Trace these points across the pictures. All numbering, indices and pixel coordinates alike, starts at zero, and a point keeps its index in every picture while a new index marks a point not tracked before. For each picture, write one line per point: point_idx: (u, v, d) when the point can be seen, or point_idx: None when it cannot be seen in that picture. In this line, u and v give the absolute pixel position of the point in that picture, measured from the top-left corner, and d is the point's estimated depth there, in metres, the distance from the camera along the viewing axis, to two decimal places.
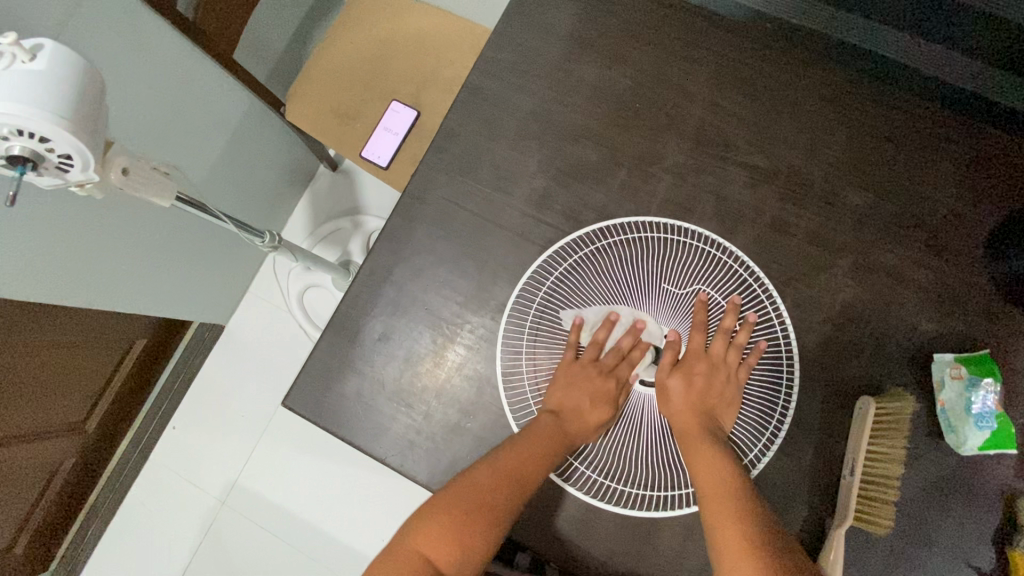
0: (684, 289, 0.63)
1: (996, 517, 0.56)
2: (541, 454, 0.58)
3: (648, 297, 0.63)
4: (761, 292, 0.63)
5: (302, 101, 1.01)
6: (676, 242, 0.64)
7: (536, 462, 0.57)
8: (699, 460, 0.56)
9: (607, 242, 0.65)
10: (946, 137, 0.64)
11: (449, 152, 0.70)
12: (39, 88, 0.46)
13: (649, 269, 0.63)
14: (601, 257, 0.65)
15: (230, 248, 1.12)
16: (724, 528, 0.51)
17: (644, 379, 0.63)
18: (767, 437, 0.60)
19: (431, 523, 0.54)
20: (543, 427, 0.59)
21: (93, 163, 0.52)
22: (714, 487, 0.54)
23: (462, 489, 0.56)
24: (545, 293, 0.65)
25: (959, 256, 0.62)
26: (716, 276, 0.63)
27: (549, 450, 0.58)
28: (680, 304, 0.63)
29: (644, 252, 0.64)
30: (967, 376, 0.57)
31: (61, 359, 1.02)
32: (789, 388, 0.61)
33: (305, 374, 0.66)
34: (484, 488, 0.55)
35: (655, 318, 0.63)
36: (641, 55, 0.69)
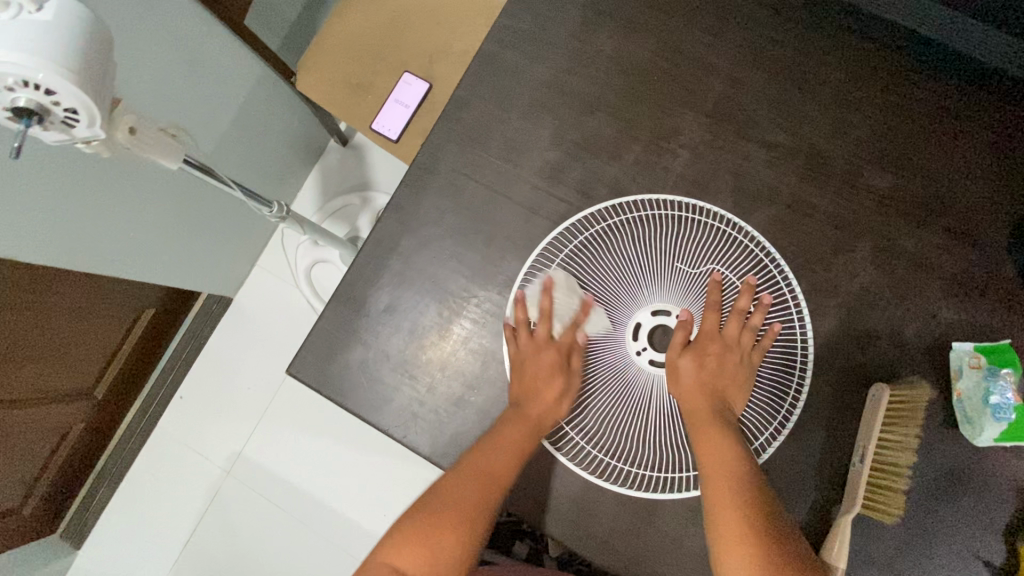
0: (698, 268, 0.61)
1: (1007, 509, 0.55)
2: (512, 445, 0.58)
3: (661, 276, 0.61)
4: (778, 274, 0.61)
5: (313, 71, 0.99)
6: (691, 220, 0.62)
7: (505, 459, 0.57)
8: (704, 439, 0.55)
9: (619, 219, 0.63)
10: (973, 117, 0.61)
11: (461, 122, 0.68)
12: (44, 39, 0.45)
13: (663, 248, 0.61)
14: (613, 234, 0.63)
15: (236, 217, 1.12)
16: (722, 508, 0.52)
17: (653, 360, 0.60)
18: (778, 421, 0.59)
19: (407, 536, 0.54)
20: (516, 414, 0.59)
21: (100, 119, 0.51)
22: (717, 467, 0.53)
23: (434, 501, 0.56)
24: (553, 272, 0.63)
25: (981, 241, 0.60)
26: (731, 255, 0.61)
27: (522, 437, 0.58)
28: (693, 284, 0.61)
29: (657, 230, 0.62)
30: (986, 367, 0.56)
31: (70, 324, 1.02)
32: (802, 372, 0.59)
33: (310, 343, 0.66)
34: (457, 494, 0.56)
35: (666, 298, 0.60)
36: (661, 26, 0.67)
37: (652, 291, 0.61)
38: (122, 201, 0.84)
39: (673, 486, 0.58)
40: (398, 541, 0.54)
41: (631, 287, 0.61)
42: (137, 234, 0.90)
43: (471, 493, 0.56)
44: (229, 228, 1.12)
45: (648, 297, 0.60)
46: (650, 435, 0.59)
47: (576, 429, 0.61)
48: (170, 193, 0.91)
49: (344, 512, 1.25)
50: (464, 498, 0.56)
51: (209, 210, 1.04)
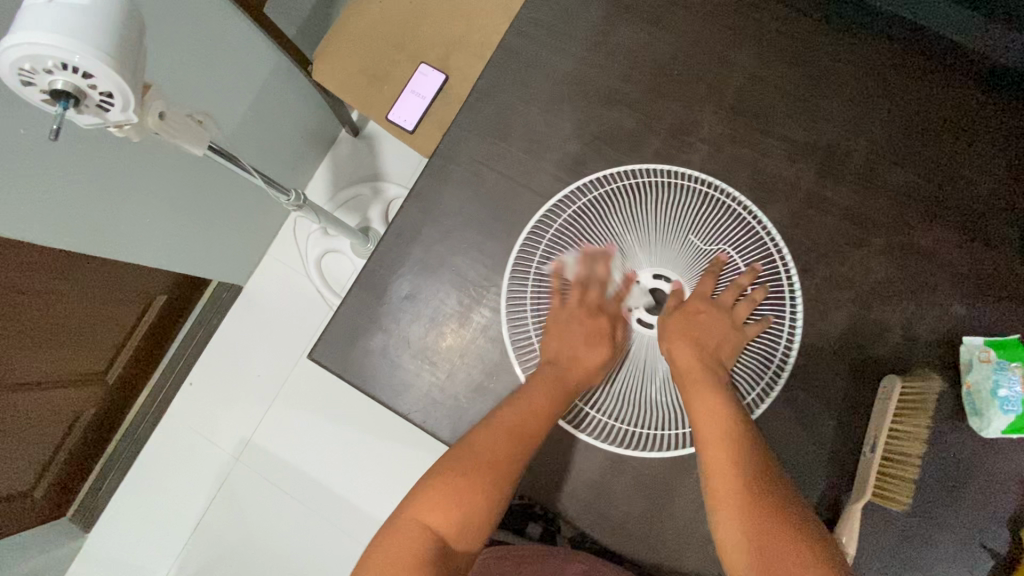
0: (700, 246, 0.62)
1: (1013, 500, 0.57)
2: (539, 405, 0.59)
3: (657, 245, 0.62)
4: (782, 266, 0.62)
5: (331, 60, 1.00)
6: (698, 203, 0.63)
7: (536, 418, 0.58)
8: (698, 399, 0.56)
9: (620, 187, 0.65)
10: (989, 115, 0.62)
11: (483, 113, 0.69)
12: (83, 22, 0.46)
13: (665, 221, 0.63)
14: (612, 200, 0.65)
15: (250, 205, 1.13)
16: (717, 465, 0.53)
17: (642, 319, 0.63)
18: (760, 389, 0.61)
19: (438, 493, 0.55)
20: (551, 372, 0.60)
21: (134, 104, 0.52)
22: (710, 426, 0.54)
23: (465, 458, 0.57)
24: (553, 233, 0.65)
25: (994, 238, 0.61)
26: (734, 240, 0.62)
27: (549, 396, 0.59)
28: (696, 261, 0.63)
29: (666, 212, 0.63)
30: (996, 360, 0.57)
31: (84, 308, 1.03)
32: (788, 352, 0.61)
33: (332, 329, 0.67)
34: (485, 451, 0.57)
35: (660, 265, 0.63)
36: (682, 22, 0.68)
37: (650, 258, 0.63)
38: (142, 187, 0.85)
39: (651, 445, 0.61)
40: (427, 498, 0.55)
41: (628, 251, 0.63)
42: (156, 220, 0.90)
43: (498, 452, 0.57)
44: (243, 217, 1.13)
45: (642, 262, 0.63)
46: (658, 415, 0.61)
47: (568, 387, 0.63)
48: (187, 180, 0.92)
49: (352, 500, 1.26)
50: (491, 455, 0.56)
51: (225, 198, 1.04)
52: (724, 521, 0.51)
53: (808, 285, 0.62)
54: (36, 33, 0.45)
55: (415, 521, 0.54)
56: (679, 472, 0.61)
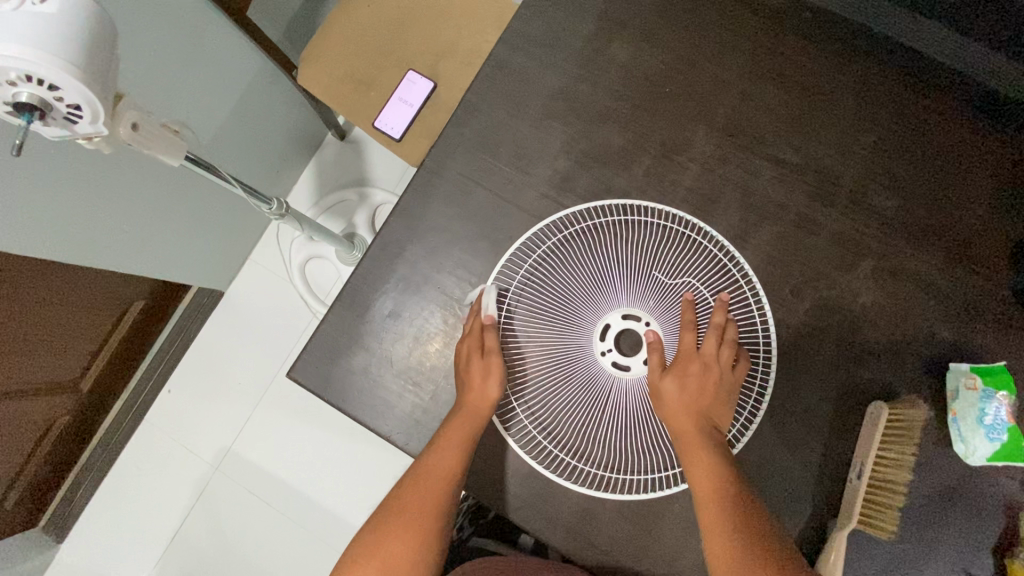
0: (672, 280, 0.60)
1: (995, 526, 0.57)
2: (443, 469, 0.57)
3: (628, 284, 0.59)
4: (751, 298, 0.61)
5: (316, 65, 0.98)
6: (673, 233, 0.62)
7: (454, 452, 0.57)
8: (693, 461, 0.54)
9: (582, 227, 0.63)
10: (977, 141, 0.62)
11: (472, 128, 0.68)
12: (45, 32, 0.43)
13: (634, 258, 0.60)
14: (574, 242, 0.62)
15: (234, 209, 1.10)
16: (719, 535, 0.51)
17: (617, 362, 0.58)
18: (742, 421, 0.61)
19: (374, 544, 0.56)
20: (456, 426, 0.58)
21: (103, 115, 0.49)
22: (705, 490, 0.53)
23: (396, 507, 0.57)
24: (520, 279, 0.62)
25: (980, 263, 0.61)
26: (703, 274, 0.61)
27: (462, 439, 0.58)
28: (667, 297, 0.60)
29: (635, 248, 0.61)
30: (982, 388, 0.57)
31: (56, 315, 1.00)
32: (760, 390, 0.61)
33: (313, 346, 0.65)
34: (411, 499, 0.57)
35: (635, 305, 0.59)
36: (674, 38, 0.67)
37: (622, 294, 0.59)
38: (116, 193, 0.81)
39: (635, 488, 0.59)
40: (364, 554, 0.55)
41: (601, 288, 0.59)
42: (131, 227, 0.87)
43: (427, 498, 0.57)
44: (224, 222, 1.10)
45: (614, 301, 0.59)
46: (640, 458, 0.59)
47: (549, 437, 0.60)
48: (166, 186, 0.89)
49: (336, 510, 1.24)
50: (426, 496, 0.57)
51: (207, 203, 1.01)
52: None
53: (797, 309, 0.62)
54: None
55: None
56: (666, 499, 0.60)
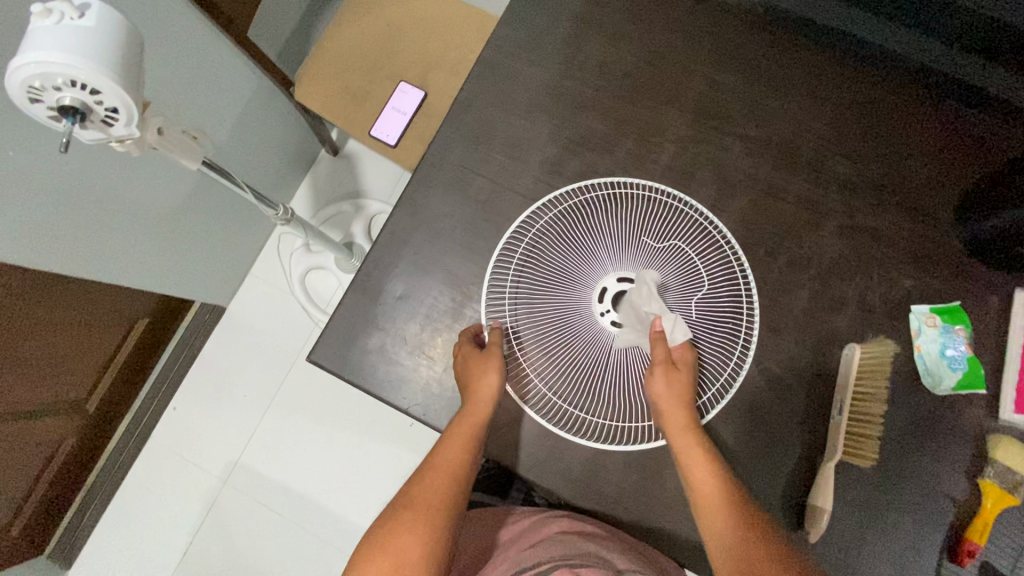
0: (659, 243, 0.66)
1: (967, 450, 0.63)
2: (451, 462, 0.60)
3: (619, 250, 0.65)
4: (731, 255, 0.67)
5: (313, 82, 1.04)
6: (654, 202, 0.68)
7: (467, 442, 0.61)
8: (685, 450, 0.58)
9: (572, 204, 0.69)
10: (916, 110, 0.70)
11: (466, 123, 0.74)
12: (86, 43, 0.48)
13: (623, 227, 0.66)
14: (567, 217, 0.68)
15: (226, 221, 1.15)
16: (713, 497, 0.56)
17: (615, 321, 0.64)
18: (733, 365, 0.64)
19: (390, 537, 0.55)
20: (462, 425, 0.62)
21: (136, 118, 0.55)
22: (694, 464, 0.58)
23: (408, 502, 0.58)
24: (521, 254, 0.68)
25: (931, 217, 0.68)
26: (686, 236, 0.67)
27: (472, 429, 0.62)
28: (656, 258, 0.65)
29: (622, 219, 0.67)
30: (941, 325, 0.64)
31: (63, 333, 1.02)
32: (748, 336, 0.65)
33: (330, 331, 0.69)
34: (422, 492, 0.59)
35: (628, 267, 0.65)
36: (643, 35, 0.74)
37: (614, 260, 0.65)
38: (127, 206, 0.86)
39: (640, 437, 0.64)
40: (374, 550, 0.54)
41: (596, 256, 0.66)
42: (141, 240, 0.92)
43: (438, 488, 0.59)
44: (219, 234, 1.15)
45: (609, 266, 0.65)
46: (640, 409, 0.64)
47: (558, 395, 0.65)
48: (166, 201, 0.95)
49: (347, 514, 1.26)
50: (439, 485, 0.59)
51: (203, 216, 1.07)
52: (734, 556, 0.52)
53: (772, 267, 0.68)
54: (43, 52, 0.47)
55: None
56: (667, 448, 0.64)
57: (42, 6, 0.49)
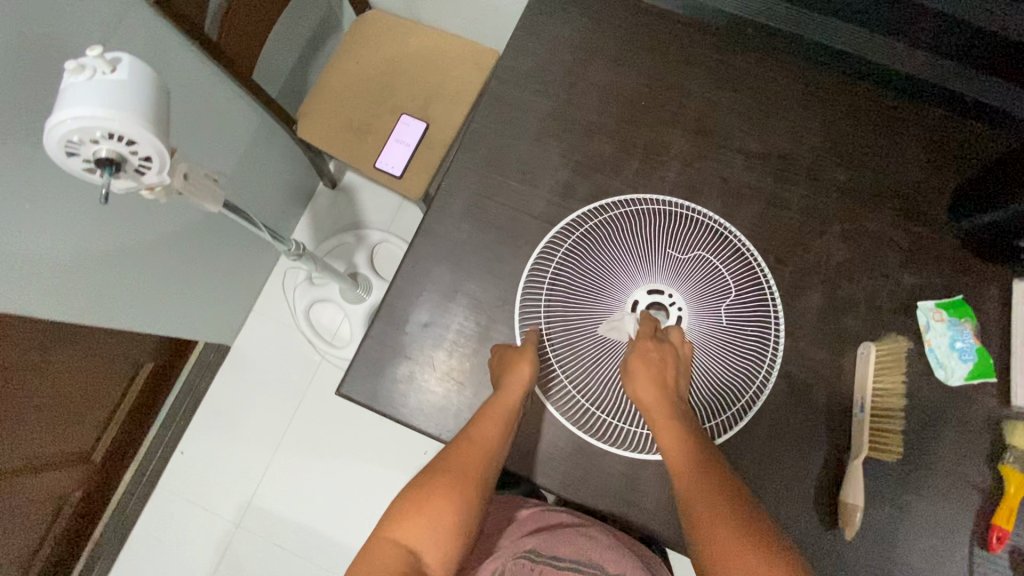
0: (685, 254, 0.68)
1: (984, 438, 0.65)
2: (489, 439, 0.61)
3: (647, 263, 0.68)
4: (753, 263, 0.69)
5: (314, 119, 1.06)
6: (673, 216, 0.71)
7: (504, 420, 0.62)
8: (661, 428, 0.60)
9: (597, 221, 0.71)
10: (901, 119, 0.75)
11: (478, 152, 0.76)
12: (121, 96, 0.50)
13: (649, 240, 0.69)
14: (594, 233, 0.70)
15: (225, 257, 1.15)
16: (690, 476, 0.56)
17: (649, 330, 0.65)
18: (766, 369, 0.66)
19: (424, 502, 0.57)
20: (499, 400, 0.62)
21: (169, 165, 0.56)
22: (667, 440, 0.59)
23: (442, 470, 0.60)
24: (552, 271, 0.69)
25: (925, 217, 0.72)
26: (708, 247, 0.69)
27: (510, 408, 0.62)
28: (684, 269, 0.67)
29: (647, 232, 0.70)
30: (947, 318, 0.68)
31: (67, 384, 1.01)
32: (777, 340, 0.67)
33: (358, 362, 0.70)
34: (457, 463, 0.60)
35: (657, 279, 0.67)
36: (641, 60, 0.78)
37: (643, 273, 0.67)
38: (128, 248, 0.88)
39: None
40: (404, 514, 0.56)
41: (625, 269, 0.68)
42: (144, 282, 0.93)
43: (473, 460, 0.60)
44: (215, 270, 1.14)
45: (640, 279, 0.67)
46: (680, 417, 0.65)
47: (596, 406, 0.66)
48: (167, 240, 0.96)
49: None
50: (473, 459, 0.60)
51: (205, 253, 1.08)
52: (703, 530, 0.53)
53: (782, 274, 0.71)
54: (81, 107, 0.48)
55: (390, 542, 0.55)
56: None
57: (76, 62, 0.50)
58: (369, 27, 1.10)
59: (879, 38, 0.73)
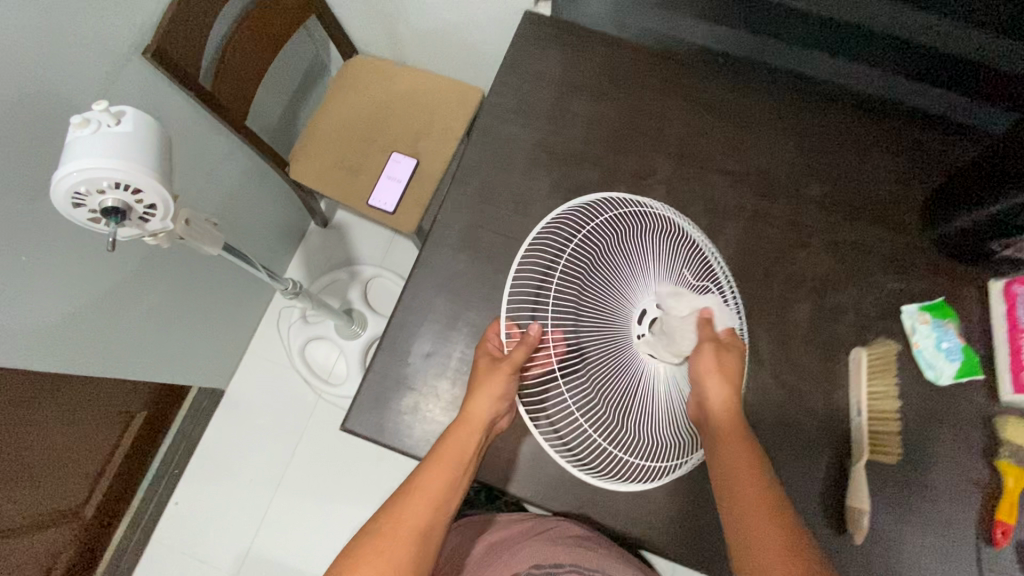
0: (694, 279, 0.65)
1: (978, 434, 0.67)
2: (437, 486, 0.58)
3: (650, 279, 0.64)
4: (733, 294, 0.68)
5: (306, 161, 1.09)
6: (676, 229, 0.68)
7: (454, 465, 0.59)
8: (728, 443, 0.57)
9: (601, 222, 0.68)
10: (871, 136, 0.79)
11: (471, 184, 0.79)
12: (126, 147, 0.51)
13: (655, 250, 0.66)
14: (596, 235, 0.67)
15: (219, 301, 1.15)
16: (742, 492, 0.55)
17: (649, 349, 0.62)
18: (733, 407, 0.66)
19: (363, 564, 0.53)
20: (451, 443, 0.60)
21: (172, 212, 0.57)
22: (736, 456, 0.57)
23: (386, 528, 0.56)
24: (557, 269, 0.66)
25: (901, 226, 0.76)
26: (705, 270, 0.67)
27: (461, 451, 0.60)
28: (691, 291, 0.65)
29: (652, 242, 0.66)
30: (932, 320, 0.70)
31: (58, 437, 0.98)
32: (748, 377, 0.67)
33: (362, 397, 0.70)
34: (402, 519, 0.56)
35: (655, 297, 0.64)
36: (621, 91, 0.82)
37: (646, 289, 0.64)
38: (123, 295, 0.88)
39: (651, 476, 0.63)
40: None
41: (629, 280, 0.64)
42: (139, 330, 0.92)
43: (419, 513, 0.57)
44: (211, 313, 1.14)
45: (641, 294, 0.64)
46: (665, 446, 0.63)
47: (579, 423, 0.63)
48: (161, 286, 0.96)
49: None
50: (421, 511, 0.57)
51: (200, 297, 1.08)
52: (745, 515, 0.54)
53: (771, 287, 0.73)
54: (87, 161, 0.49)
55: None
56: (704, 471, 0.67)
57: (82, 117, 0.51)
58: (354, 71, 1.14)
59: (848, 64, 0.78)
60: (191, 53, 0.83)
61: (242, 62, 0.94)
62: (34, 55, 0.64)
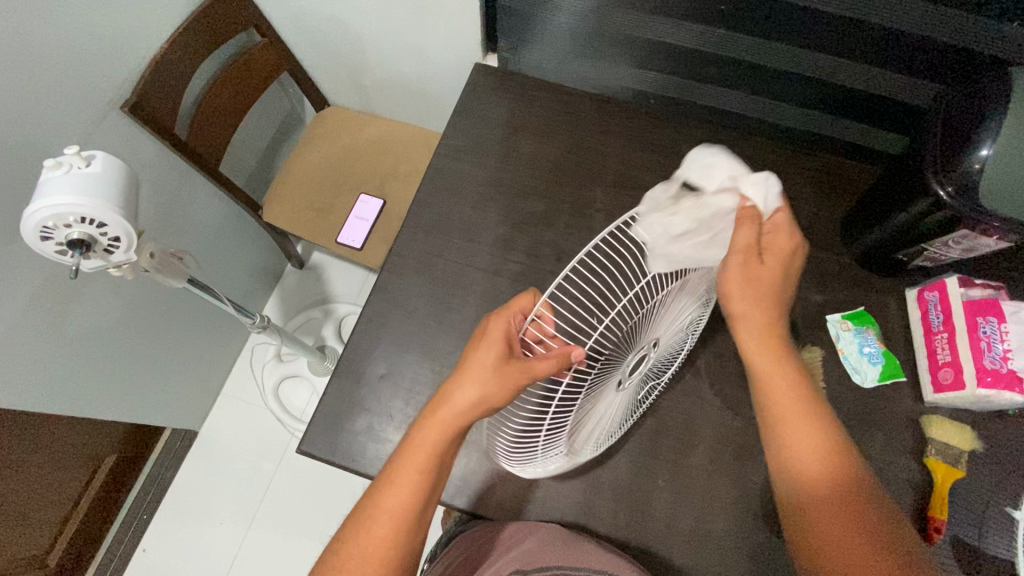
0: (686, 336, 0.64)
1: (905, 433, 0.71)
2: (406, 497, 0.51)
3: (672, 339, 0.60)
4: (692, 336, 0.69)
5: (279, 204, 1.15)
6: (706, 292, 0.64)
7: (424, 470, 0.51)
8: (800, 440, 0.53)
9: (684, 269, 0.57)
10: (791, 162, 0.86)
11: (425, 217, 0.85)
12: (92, 185, 0.56)
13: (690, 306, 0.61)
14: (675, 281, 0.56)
15: (192, 339, 1.18)
16: (826, 503, 0.51)
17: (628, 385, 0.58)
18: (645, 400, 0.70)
19: None
20: (420, 445, 0.52)
21: (135, 244, 0.62)
22: (812, 462, 0.52)
23: (348, 551, 0.50)
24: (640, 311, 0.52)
25: (822, 243, 0.82)
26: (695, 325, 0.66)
27: (434, 451, 0.51)
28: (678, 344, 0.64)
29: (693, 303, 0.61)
30: (853, 328, 0.75)
31: (25, 480, 0.99)
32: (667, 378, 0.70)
33: (318, 419, 0.73)
34: (368, 538, 0.50)
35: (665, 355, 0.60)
36: (563, 130, 0.90)
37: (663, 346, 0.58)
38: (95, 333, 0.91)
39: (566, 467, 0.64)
40: None
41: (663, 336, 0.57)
42: None
43: (387, 530, 0.50)
44: (184, 352, 1.17)
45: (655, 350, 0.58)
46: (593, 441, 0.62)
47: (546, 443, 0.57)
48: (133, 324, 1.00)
49: None
50: (389, 530, 0.50)
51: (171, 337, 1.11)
52: (802, 498, 0.52)
53: None
54: (55, 196, 0.55)
55: None
56: (647, 477, 0.70)
57: (55, 160, 0.57)
58: (328, 122, 1.23)
59: (766, 101, 0.86)
60: (168, 107, 0.91)
61: (217, 115, 1.02)
62: (16, 112, 0.70)
